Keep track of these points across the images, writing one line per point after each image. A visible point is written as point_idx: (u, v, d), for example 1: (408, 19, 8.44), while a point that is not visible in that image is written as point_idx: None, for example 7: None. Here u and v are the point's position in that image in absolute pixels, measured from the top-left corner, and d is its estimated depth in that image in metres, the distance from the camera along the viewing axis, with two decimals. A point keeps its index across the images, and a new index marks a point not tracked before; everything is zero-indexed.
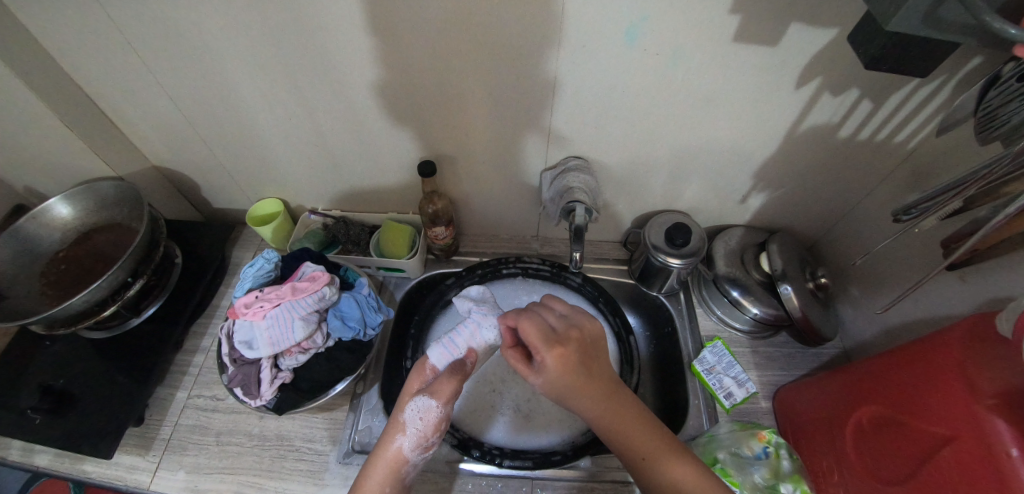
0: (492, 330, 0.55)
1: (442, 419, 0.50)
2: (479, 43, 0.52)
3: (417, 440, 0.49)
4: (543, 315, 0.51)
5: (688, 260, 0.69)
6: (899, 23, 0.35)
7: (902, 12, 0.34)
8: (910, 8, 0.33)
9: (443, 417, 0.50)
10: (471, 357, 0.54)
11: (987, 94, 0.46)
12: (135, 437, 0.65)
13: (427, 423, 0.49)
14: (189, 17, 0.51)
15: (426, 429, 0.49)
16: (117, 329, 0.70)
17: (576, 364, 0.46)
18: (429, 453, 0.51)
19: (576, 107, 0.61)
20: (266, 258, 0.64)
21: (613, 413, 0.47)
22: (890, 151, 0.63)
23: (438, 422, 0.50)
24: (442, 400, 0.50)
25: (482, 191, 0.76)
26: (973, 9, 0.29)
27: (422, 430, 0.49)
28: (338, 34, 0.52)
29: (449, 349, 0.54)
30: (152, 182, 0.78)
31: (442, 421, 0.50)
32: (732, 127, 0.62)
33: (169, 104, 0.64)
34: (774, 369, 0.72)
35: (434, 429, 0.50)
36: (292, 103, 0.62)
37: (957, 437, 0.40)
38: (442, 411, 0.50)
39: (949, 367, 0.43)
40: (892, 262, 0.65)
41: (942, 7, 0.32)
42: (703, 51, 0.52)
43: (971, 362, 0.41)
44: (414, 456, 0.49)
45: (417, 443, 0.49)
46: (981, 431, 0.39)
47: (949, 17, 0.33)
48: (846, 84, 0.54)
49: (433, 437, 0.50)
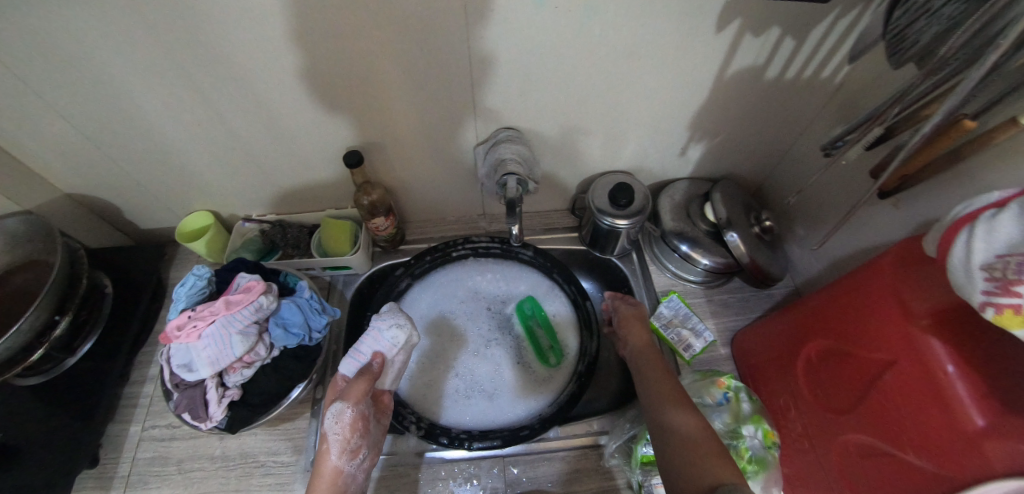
0: (393, 329, 0.56)
1: (357, 418, 0.50)
2: (382, 21, 0.49)
3: (341, 446, 0.49)
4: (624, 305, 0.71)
5: (634, 219, 0.69)
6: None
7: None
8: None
9: (356, 418, 0.50)
10: (377, 359, 0.54)
11: (893, 14, 0.44)
12: (92, 479, 0.63)
13: (345, 428, 0.50)
14: (55, 29, 0.46)
15: (344, 432, 0.49)
16: (54, 371, 0.66)
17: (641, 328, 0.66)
18: (361, 458, 0.51)
19: (499, 78, 0.58)
20: (197, 275, 0.60)
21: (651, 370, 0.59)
22: (818, 86, 0.62)
23: (352, 425, 0.50)
24: (351, 402, 0.50)
25: (419, 176, 0.74)
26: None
27: (343, 438, 0.49)
28: (227, 29, 0.48)
29: (355, 357, 0.55)
30: (67, 212, 0.72)
31: (359, 420, 0.51)
32: (662, 80, 0.61)
33: (62, 127, 0.59)
34: (730, 315, 0.74)
35: (352, 429, 0.50)
36: (196, 109, 0.58)
37: (897, 360, 0.42)
38: (355, 410, 0.50)
39: (884, 291, 0.44)
40: (829, 196, 0.66)
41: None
42: (618, 3, 0.50)
43: (903, 284, 0.42)
44: (347, 464, 0.50)
45: (344, 450, 0.50)
46: (917, 350, 0.40)
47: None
48: (766, 22, 0.53)
49: (355, 439, 0.50)
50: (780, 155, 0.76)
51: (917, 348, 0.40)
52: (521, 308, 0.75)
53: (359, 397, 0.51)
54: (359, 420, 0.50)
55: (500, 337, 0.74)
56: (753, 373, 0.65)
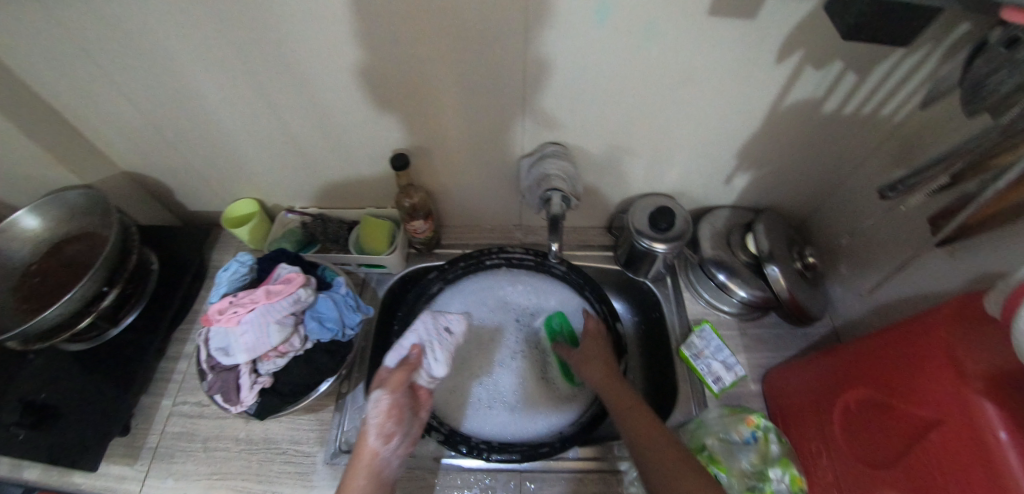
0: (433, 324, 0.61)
1: (394, 404, 0.51)
2: (441, 30, 0.50)
3: (378, 430, 0.50)
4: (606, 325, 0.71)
5: (672, 245, 0.68)
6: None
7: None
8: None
9: (393, 403, 0.51)
10: (415, 350, 0.56)
11: (974, 64, 0.42)
12: (122, 447, 0.65)
13: (382, 413, 0.50)
14: (136, 15, 0.48)
15: (381, 417, 0.50)
16: (96, 341, 0.69)
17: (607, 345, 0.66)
18: (396, 444, 0.52)
19: (553, 92, 0.58)
20: (240, 261, 0.62)
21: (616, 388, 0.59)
22: (878, 125, 0.60)
23: (388, 410, 0.51)
24: (388, 388, 0.52)
25: (459, 182, 0.74)
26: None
27: (379, 424, 0.50)
28: (295, 29, 0.50)
29: (397, 349, 0.56)
30: (123, 189, 0.76)
31: (395, 406, 0.51)
32: (714, 108, 0.60)
33: (129, 108, 0.62)
34: (763, 351, 0.72)
35: (389, 414, 0.51)
36: (255, 100, 0.60)
37: (944, 421, 0.39)
38: (392, 397, 0.51)
39: (934, 348, 0.41)
40: (880, 239, 0.63)
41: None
42: (679, 27, 0.49)
43: (956, 343, 0.40)
44: (383, 448, 0.50)
45: (381, 435, 0.50)
46: (967, 414, 0.37)
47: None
48: (829, 56, 0.52)
49: (390, 424, 0.51)
50: (828, 191, 0.74)
51: (966, 412, 0.37)
52: (549, 322, 0.75)
53: (397, 384, 0.52)
54: (396, 407, 0.51)
55: (524, 348, 0.74)
56: (785, 414, 0.63)
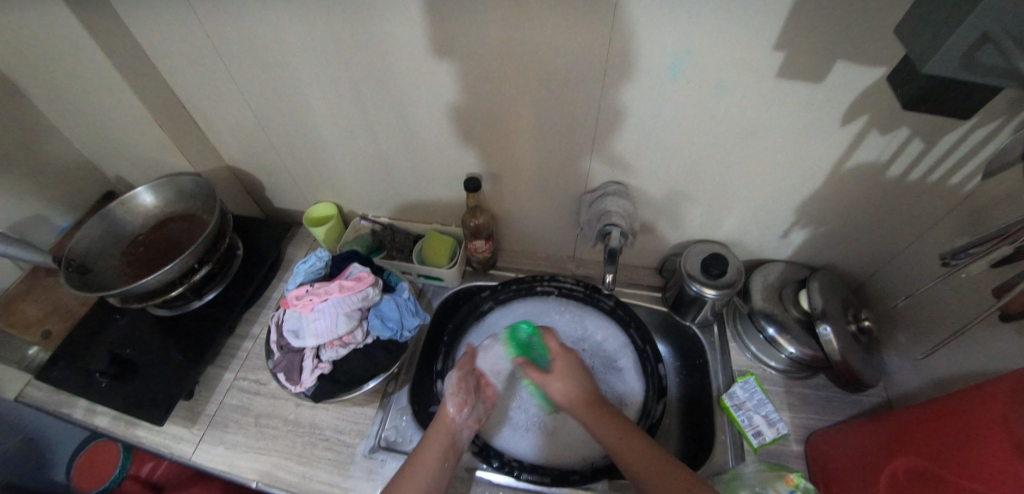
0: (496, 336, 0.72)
1: (461, 378, 0.64)
2: (522, 65, 0.55)
3: (454, 398, 0.61)
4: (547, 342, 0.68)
5: (723, 292, 0.69)
6: (938, 67, 0.30)
7: (941, 55, 0.29)
8: (947, 51, 0.29)
9: (462, 377, 0.64)
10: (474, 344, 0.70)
11: None
12: (184, 410, 0.71)
13: (455, 384, 0.63)
14: (272, 32, 0.58)
15: (453, 388, 0.62)
16: (180, 310, 0.76)
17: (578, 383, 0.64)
18: (468, 412, 0.61)
19: (620, 134, 0.62)
20: (318, 256, 0.69)
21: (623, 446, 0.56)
22: (945, 194, 0.60)
23: (459, 382, 0.63)
24: (459, 367, 0.66)
25: (522, 208, 0.79)
26: (1006, 49, 0.26)
27: (453, 392, 0.62)
28: (397, 52, 0.57)
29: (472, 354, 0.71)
30: (225, 179, 0.86)
31: (463, 380, 0.64)
32: (776, 162, 0.62)
33: (245, 107, 0.72)
34: (809, 413, 0.70)
35: (458, 386, 0.63)
36: (352, 112, 0.68)
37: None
38: (459, 373, 0.64)
39: (997, 420, 0.40)
40: (939, 308, 0.61)
41: (981, 53, 0.28)
42: (747, 85, 0.52)
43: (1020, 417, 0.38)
44: (457, 414, 0.60)
45: (455, 402, 0.61)
46: (1019, 488, 0.35)
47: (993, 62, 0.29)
48: (896, 123, 0.53)
49: (461, 393, 0.62)
50: (889, 256, 0.73)
51: (1020, 487, 0.35)
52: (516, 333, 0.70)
53: (466, 365, 0.66)
54: (465, 381, 0.64)
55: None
56: (827, 479, 0.59)
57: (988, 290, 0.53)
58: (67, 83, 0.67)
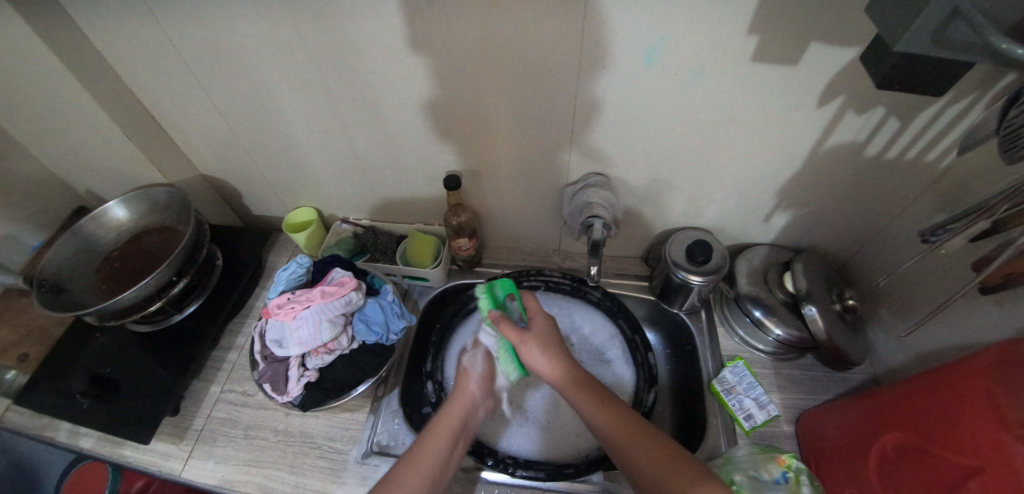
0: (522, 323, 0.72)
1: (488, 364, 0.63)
2: (496, 58, 0.54)
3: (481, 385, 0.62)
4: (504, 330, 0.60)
5: (709, 278, 0.69)
6: (907, 44, 0.30)
7: (910, 34, 0.29)
8: (916, 30, 0.29)
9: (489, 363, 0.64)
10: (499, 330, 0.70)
11: (1009, 112, 0.38)
12: (171, 427, 0.70)
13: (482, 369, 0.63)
14: (236, 35, 0.56)
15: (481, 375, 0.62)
16: (161, 325, 0.74)
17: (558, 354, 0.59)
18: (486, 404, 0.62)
19: (599, 125, 0.61)
20: (299, 262, 0.69)
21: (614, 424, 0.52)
22: (922, 170, 0.60)
23: (486, 368, 0.63)
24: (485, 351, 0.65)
25: (505, 204, 0.79)
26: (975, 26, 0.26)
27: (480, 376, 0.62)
28: (367, 50, 0.56)
29: None
30: (200, 188, 0.84)
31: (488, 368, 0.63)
32: (755, 146, 0.61)
33: (215, 114, 0.70)
34: (798, 393, 0.70)
35: (487, 373, 0.63)
36: (326, 114, 0.67)
37: (984, 469, 0.37)
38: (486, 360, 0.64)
39: (980, 394, 0.40)
40: (920, 283, 0.62)
41: (950, 30, 0.28)
42: (723, 70, 0.52)
43: (1003, 390, 0.38)
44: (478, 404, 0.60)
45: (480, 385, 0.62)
46: (1007, 462, 0.35)
47: (962, 38, 0.28)
48: (871, 102, 0.53)
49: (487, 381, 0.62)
50: (870, 234, 0.73)
51: (1008, 461, 0.35)
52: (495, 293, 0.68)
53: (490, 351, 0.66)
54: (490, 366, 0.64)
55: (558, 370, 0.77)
56: (819, 457, 0.60)
57: (967, 264, 0.54)
58: (26, 98, 0.65)
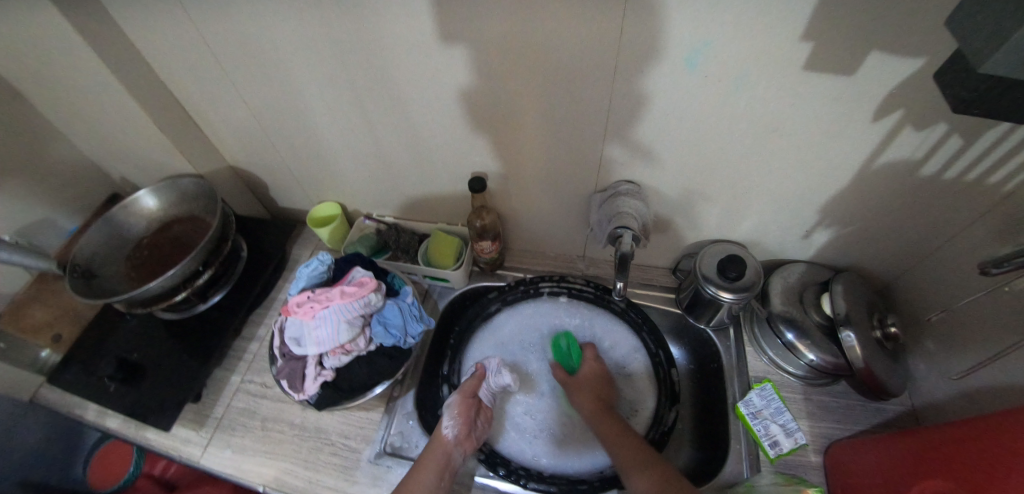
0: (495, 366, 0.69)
1: (464, 406, 0.64)
2: (526, 59, 0.52)
3: (457, 429, 0.61)
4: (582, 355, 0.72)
5: (741, 295, 0.66)
6: (994, 64, 0.26)
7: (1000, 53, 0.26)
8: (1010, 49, 0.25)
9: (463, 403, 0.64)
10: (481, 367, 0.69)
11: None
12: (192, 413, 0.71)
13: (456, 408, 0.63)
14: (264, 30, 0.56)
15: (456, 418, 0.62)
16: (186, 313, 0.76)
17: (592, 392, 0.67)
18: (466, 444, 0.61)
19: (631, 132, 0.59)
20: (321, 260, 0.67)
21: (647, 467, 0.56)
22: (986, 192, 0.55)
23: (461, 408, 0.63)
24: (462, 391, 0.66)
25: (528, 207, 0.77)
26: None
27: (453, 415, 0.62)
28: (394, 48, 0.54)
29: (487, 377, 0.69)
30: (228, 179, 0.85)
31: (465, 409, 0.63)
32: (800, 159, 0.57)
33: (244, 108, 0.70)
34: (829, 421, 0.67)
35: (461, 414, 0.62)
36: (352, 111, 0.66)
37: None
38: (461, 401, 0.64)
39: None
40: (973, 314, 0.58)
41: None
42: (770, 79, 0.48)
43: None
44: (455, 449, 0.60)
45: (453, 426, 0.61)
46: None
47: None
48: (934, 118, 0.49)
49: (463, 422, 0.62)
50: (918, 257, 0.68)
51: None
52: (557, 343, 0.76)
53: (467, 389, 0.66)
54: (467, 407, 0.64)
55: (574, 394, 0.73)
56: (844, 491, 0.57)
57: None
58: (64, 86, 0.66)
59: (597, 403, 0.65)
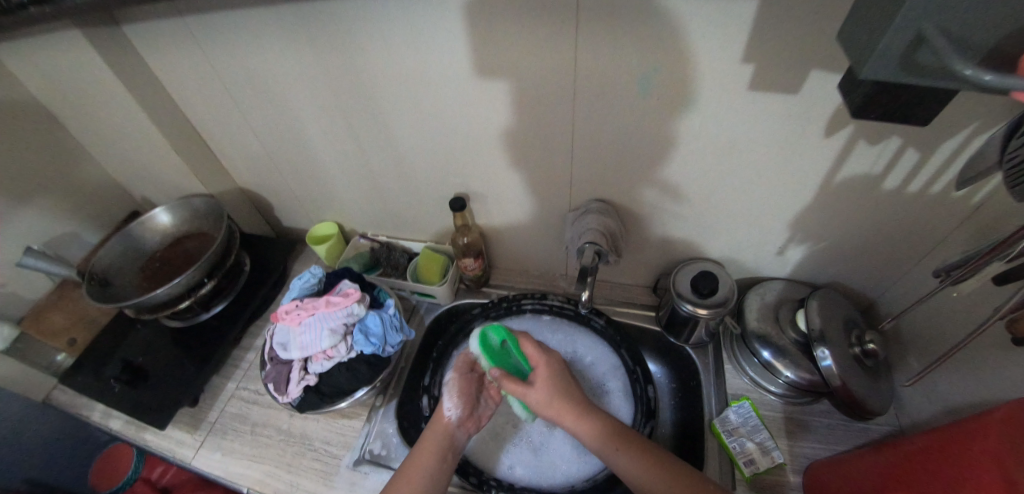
0: None
1: (462, 382, 0.64)
2: (495, 84, 0.57)
3: (458, 408, 0.62)
4: (525, 347, 0.65)
5: (716, 311, 0.67)
6: (876, 70, 0.29)
7: (875, 59, 0.28)
8: (881, 53, 0.28)
9: (462, 380, 0.64)
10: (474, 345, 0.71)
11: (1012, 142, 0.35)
12: (188, 416, 0.75)
13: (456, 386, 0.64)
14: (264, 64, 0.63)
15: (454, 396, 0.63)
16: (190, 321, 0.81)
17: (563, 392, 0.61)
18: (466, 423, 0.63)
19: (598, 151, 0.62)
20: (312, 273, 0.72)
21: (661, 480, 0.53)
22: (950, 206, 0.55)
23: (461, 384, 0.64)
24: (458, 369, 0.66)
25: (511, 225, 0.80)
26: (936, 49, 0.25)
27: (452, 393, 0.63)
28: (377, 78, 0.60)
29: None
30: (236, 199, 0.92)
31: (463, 385, 0.64)
32: (761, 175, 0.60)
33: (249, 133, 0.77)
34: (808, 441, 0.66)
35: (459, 392, 0.63)
36: (344, 136, 0.72)
37: None
38: (459, 379, 0.64)
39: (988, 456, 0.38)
40: (949, 329, 0.57)
41: (918, 53, 0.27)
42: (718, 98, 0.51)
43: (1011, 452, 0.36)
44: (457, 427, 0.61)
45: (452, 404, 0.62)
46: None
47: (929, 63, 0.28)
48: (884, 132, 0.50)
49: (463, 400, 0.63)
50: (898, 275, 0.68)
51: None
52: (488, 340, 0.62)
53: (463, 366, 0.66)
54: (467, 383, 0.65)
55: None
56: None
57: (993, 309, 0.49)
58: (96, 115, 0.74)
59: (569, 405, 0.60)
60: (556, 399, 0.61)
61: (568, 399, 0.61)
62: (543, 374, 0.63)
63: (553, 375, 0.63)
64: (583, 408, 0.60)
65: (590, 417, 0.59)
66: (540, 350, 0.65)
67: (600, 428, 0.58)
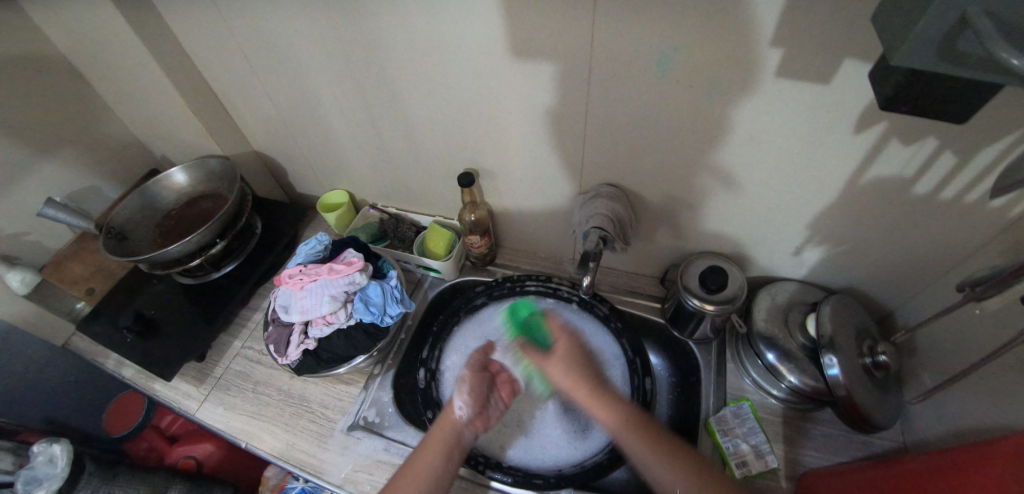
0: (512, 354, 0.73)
1: (474, 381, 0.63)
2: (507, 58, 0.55)
3: (468, 407, 0.60)
4: (551, 321, 0.67)
5: (722, 308, 0.65)
6: (908, 56, 0.27)
7: (911, 42, 0.26)
8: (917, 36, 0.26)
9: (474, 377, 0.63)
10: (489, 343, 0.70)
11: None
12: (195, 370, 0.78)
13: (467, 382, 0.63)
14: (278, 28, 0.62)
15: (466, 394, 0.61)
16: (200, 279, 0.83)
17: (582, 369, 0.61)
18: (475, 421, 0.61)
19: (611, 134, 0.60)
20: (318, 239, 0.73)
21: (672, 467, 0.51)
22: (987, 217, 0.51)
23: (473, 381, 0.63)
24: (472, 364, 0.65)
25: (519, 206, 0.79)
26: (980, 33, 0.22)
27: (463, 390, 0.62)
28: (389, 47, 0.59)
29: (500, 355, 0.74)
30: (252, 163, 0.93)
31: (476, 384, 0.63)
32: (782, 169, 0.56)
33: (265, 98, 0.77)
34: (807, 448, 0.64)
35: (472, 390, 0.62)
36: (356, 105, 0.71)
37: None
38: (473, 377, 0.63)
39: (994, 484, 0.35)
40: (969, 347, 0.53)
41: (960, 37, 0.24)
42: (742, 84, 0.48)
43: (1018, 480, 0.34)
44: (467, 426, 0.60)
45: (462, 401, 0.61)
46: None
47: (972, 51, 0.25)
48: (919, 131, 0.46)
49: (474, 398, 0.62)
50: (920, 285, 0.64)
51: None
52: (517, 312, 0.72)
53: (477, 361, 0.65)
54: (479, 379, 0.64)
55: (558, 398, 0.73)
56: None
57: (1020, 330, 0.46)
58: (117, 71, 0.76)
59: (586, 380, 0.60)
60: (574, 374, 0.61)
61: (587, 374, 0.61)
62: (565, 348, 0.64)
63: (571, 351, 0.63)
64: (602, 386, 0.60)
65: (609, 397, 0.58)
66: (564, 326, 0.66)
67: (613, 405, 0.58)
